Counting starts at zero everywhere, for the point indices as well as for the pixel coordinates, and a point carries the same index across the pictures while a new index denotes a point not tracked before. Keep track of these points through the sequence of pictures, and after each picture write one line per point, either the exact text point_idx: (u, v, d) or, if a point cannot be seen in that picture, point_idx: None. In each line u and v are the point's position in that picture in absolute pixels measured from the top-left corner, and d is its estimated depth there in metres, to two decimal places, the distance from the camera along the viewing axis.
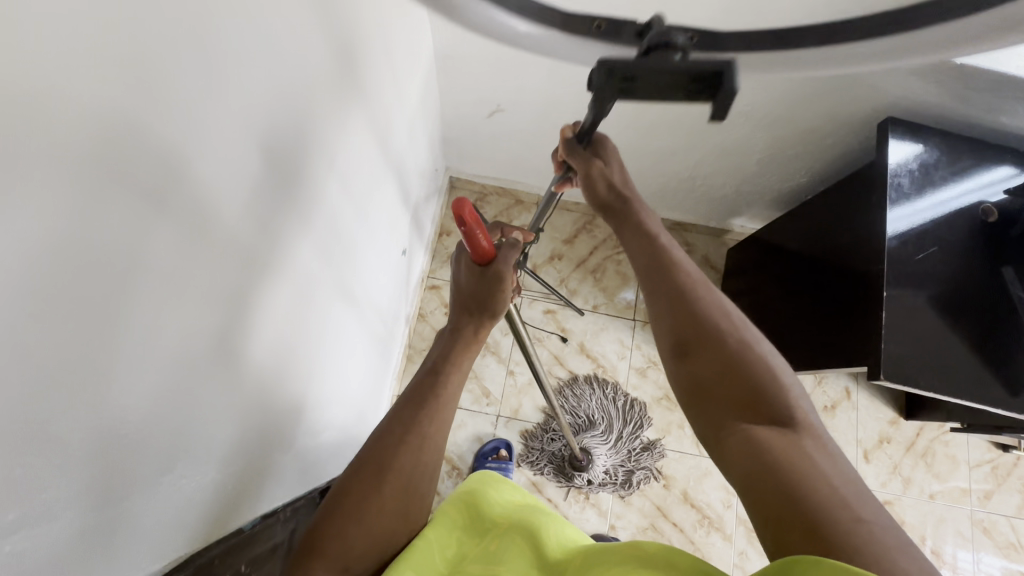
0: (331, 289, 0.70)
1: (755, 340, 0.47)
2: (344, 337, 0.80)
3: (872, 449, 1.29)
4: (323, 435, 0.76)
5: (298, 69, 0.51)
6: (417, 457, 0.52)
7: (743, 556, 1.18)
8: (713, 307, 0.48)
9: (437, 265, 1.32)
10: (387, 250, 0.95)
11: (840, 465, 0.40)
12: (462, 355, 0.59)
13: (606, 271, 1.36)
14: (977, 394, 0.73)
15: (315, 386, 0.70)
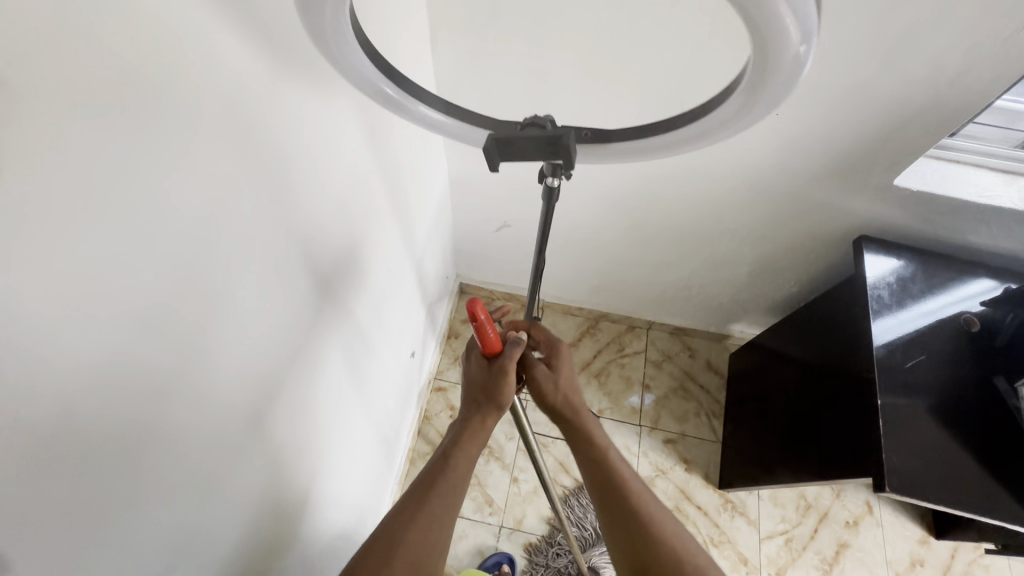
0: (345, 389, 0.74)
1: (702, 561, 0.57)
2: (352, 435, 0.81)
3: (904, 572, 1.20)
4: (321, 541, 0.74)
5: (335, 198, 0.59)
6: (426, 537, 0.53)
7: None
8: (663, 528, 0.59)
9: (444, 367, 1.36)
10: (400, 353, 0.99)
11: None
12: (469, 445, 0.62)
13: (611, 374, 1.38)
14: (988, 509, 0.71)
15: (321, 486, 0.71)
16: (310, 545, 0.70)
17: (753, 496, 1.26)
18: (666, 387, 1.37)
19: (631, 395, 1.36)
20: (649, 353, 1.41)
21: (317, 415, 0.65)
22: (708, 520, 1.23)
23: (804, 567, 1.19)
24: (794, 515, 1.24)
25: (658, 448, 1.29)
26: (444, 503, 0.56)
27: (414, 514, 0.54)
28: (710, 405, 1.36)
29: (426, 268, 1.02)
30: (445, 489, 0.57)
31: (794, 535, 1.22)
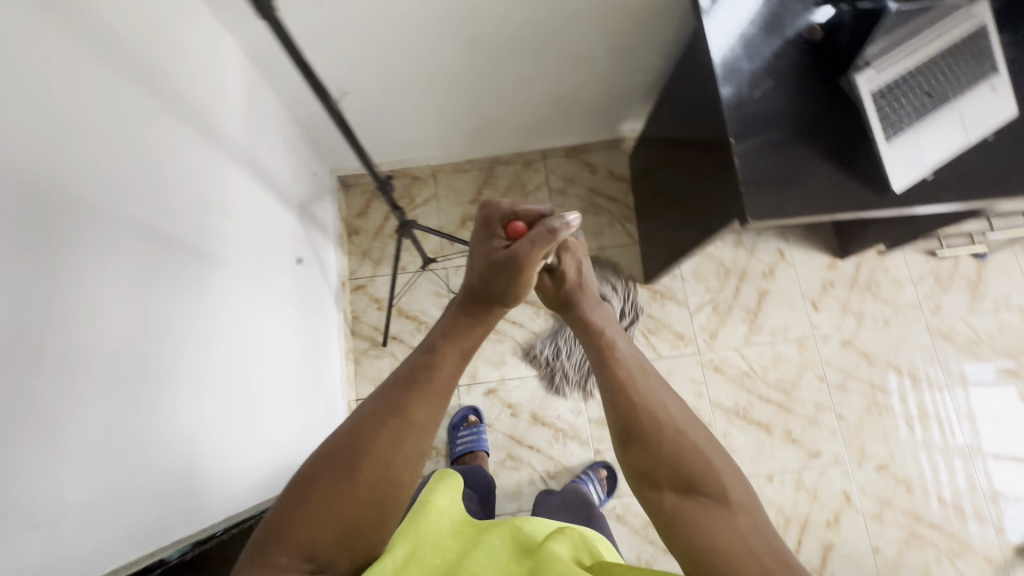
0: (202, 321, 0.69)
1: (689, 425, 0.48)
2: (239, 354, 0.77)
3: (819, 298, 1.32)
4: (240, 457, 0.74)
5: (59, 98, 0.49)
6: (394, 437, 0.43)
7: (728, 436, 1.23)
8: (648, 395, 0.50)
9: (355, 266, 1.32)
10: (277, 268, 0.94)
11: (773, 544, 0.41)
12: (461, 333, 0.50)
13: None
14: (839, 205, 0.75)
15: (219, 415, 0.70)
16: (233, 468, 0.72)
17: (678, 280, 1.33)
18: (577, 210, 1.36)
19: None
20: (551, 183, 1.38)
21: (173, 358, 0.62)
22: (642, 315, 1.30)
23: (733, 324, 1.30)
24: (717, 283, 1.33)
25: None
26: (428, 411, 0.46)
27: (383, 424, 0.44)
28: (621, 213, 1.37)
29: (264, 165, 0.91)
30: (429, 398, 0.46)
31: (719, 301, 1.32)
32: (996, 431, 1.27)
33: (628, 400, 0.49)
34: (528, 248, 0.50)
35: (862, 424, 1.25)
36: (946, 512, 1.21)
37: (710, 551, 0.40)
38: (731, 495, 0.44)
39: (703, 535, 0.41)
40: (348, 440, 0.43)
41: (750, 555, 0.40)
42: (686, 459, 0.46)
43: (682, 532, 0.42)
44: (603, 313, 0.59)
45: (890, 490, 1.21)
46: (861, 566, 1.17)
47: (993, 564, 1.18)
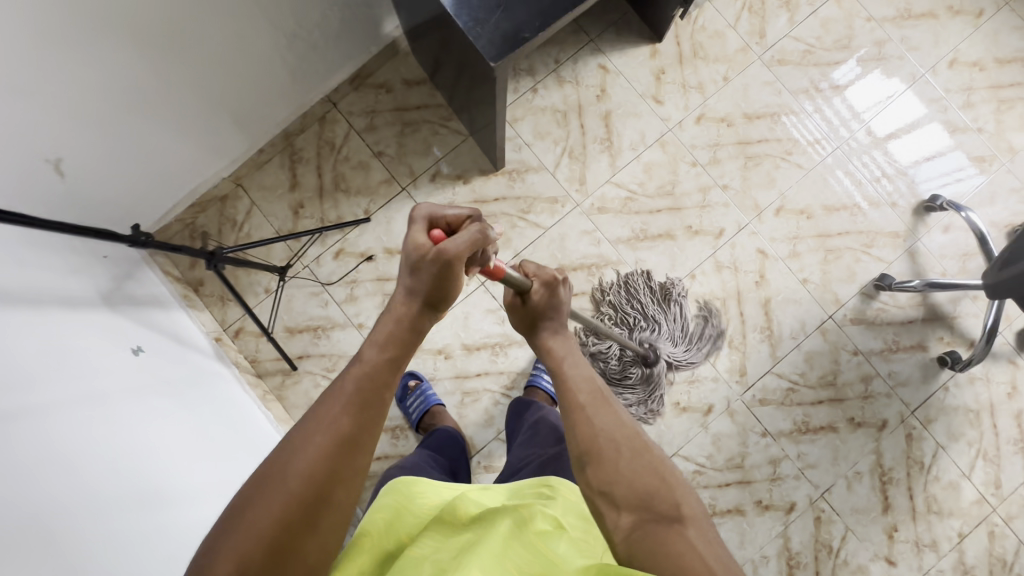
0: (62, 483, 0.64)
1: (651, 444, 0.55)
2: (109, 478, 0.71)
3: (657, 91, 1.28)
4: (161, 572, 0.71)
5: None
6: (324, 464, 0.45)
7: (641, 263, 1.24)
8: (607, 420, 0.56)
9: (221, 314, 1.22)
10: (117, 374, 0.85)
11: (718, 553, 0.49)
12: (387, 343, 0.52)
13: (346, 175, 1.25)
14: (567, 5, 0.76)
15: (116, 549, 0.66)
16: None
17: (525, 149, 1.26)
18: (395, 137, 1.26)
19: (378, 173, 1.25)
20: (356, 125, 1.26)
21: (45, 537, 0.58)
22: (511, 200, 1.25)
23: (594, 159, 1.27)
24: (561, 131, 1.27)
25: (434, 190, 1.25)
26: (356, 423, 0.47)
27: (316, 437, 0.45)
28: (439, 115, 1.27)
29: (11, 286, 0.76)
30: (366, 415, 0.48)
31: (572, 146, 1.27)
32: (857, 122, 1.30)
33: (587, 429, 0.56)
34: (452, 254, 0.53)
35: (747, 183, 1.27)
36: (847, 216, 1.27)
37: (668, 563, 0.46)
38: (683, 511, 0.51)
39: (660, 550, 0.47)
40: (282, 453, 0.45)
41: (702, 564, 0.47)
42: (643, 479, 0.52)
43: (643, 546, 0.48)
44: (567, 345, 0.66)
45: (795, 226, 1.26)
46: (799, 302, 1.25)
47: (900, 236, 1.27)
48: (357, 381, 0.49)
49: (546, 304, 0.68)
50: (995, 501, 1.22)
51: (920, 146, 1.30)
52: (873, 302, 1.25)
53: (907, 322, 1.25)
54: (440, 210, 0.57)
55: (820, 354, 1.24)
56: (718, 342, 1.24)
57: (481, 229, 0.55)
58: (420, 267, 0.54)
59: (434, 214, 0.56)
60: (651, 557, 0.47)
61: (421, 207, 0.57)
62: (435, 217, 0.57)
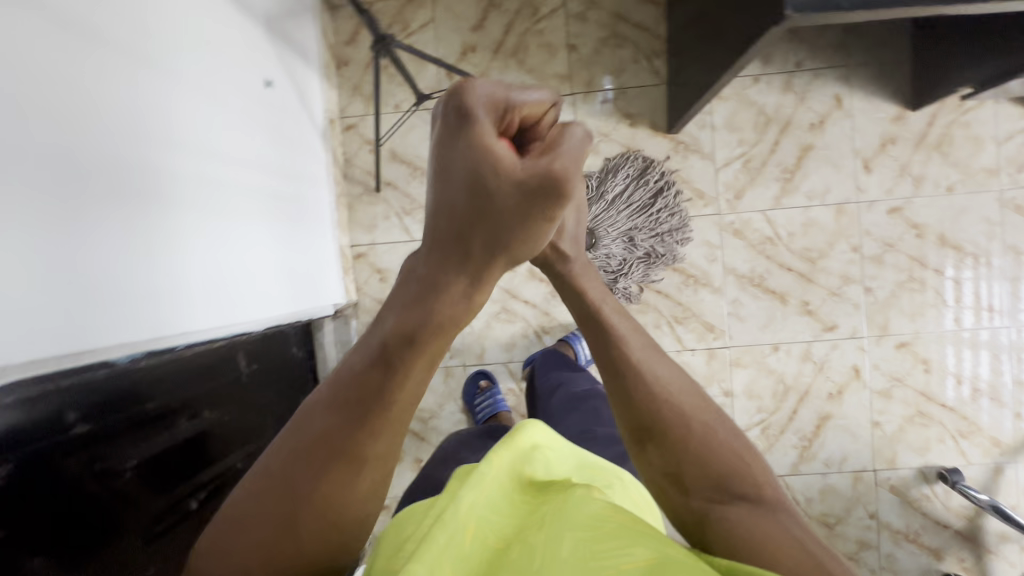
0: (148, 141, 0.62)
1: (714, 420, 0.50)
2: (183, 162, 0.70)
3: (873, 157, 1.13)
4: (181, 276, 0.68)
5: None
6: (339, 490, 0.37)
7: (737, 303, 1.15)
8: (672, 387, 0.50)
9: (345, 102, 1.20)
10: (240, 91, 0.84)
11: (814, 535, 0.45)
12: (415, 333, 0.37)
13: (528, 47, 1.17)
14: None
15: (155, 220, 0.64)
16: (184, 294, 0.68)
17: (707, 130, 1.15)
18: (595, 41, 1.16)
19: (558, 64, 1.17)
20: (568, 7, 1.16)
21: (109, 169, 0.56)
22: None
23: (764, 182, 1.14)
24: (752, 135, 1.14)
25: (597, 113, 1.16)
26: (384, 441, 0.38)
27: (329, 463, 0.37)
28: (649, 47, 1.15)
29: None
30: (381, 434, 0.38)
31: (752, 155, 1.14)
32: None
33: (652, 396, 0.49)
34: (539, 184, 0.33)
35: (891, 300, 1.13)
36: (962, 394, 1.14)
37: (759, 548, 0.43)
38: (764, 492, 0.47)
39: (745, 529, 0.44)
40: (281, 477, 0.37)
41: (797, 547, 0.43)
42: (721, 458, 0.48)
43: (723, 529, 0.45)
44: (596, 283, 0.55)
45: (907, 369, 1.14)
46: (855, 437, 1.15)
47: (999, 447, 1.14)
48: (370, 392, 0.37)
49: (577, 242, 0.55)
50: None
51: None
52: (924, 485, 1.14)
53: (941, 523, 1.15)
54: (507, 95, 0.32)
55: (838, 494, 1.16)
56: (753, 420, 1.16)
57: (580, 132, 0.34)
58: (496, 203, 0.33)
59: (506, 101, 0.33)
60: (735, 534, 0.44)
61: (473, 91, 0.32)
62: (507, 110, 0.33)
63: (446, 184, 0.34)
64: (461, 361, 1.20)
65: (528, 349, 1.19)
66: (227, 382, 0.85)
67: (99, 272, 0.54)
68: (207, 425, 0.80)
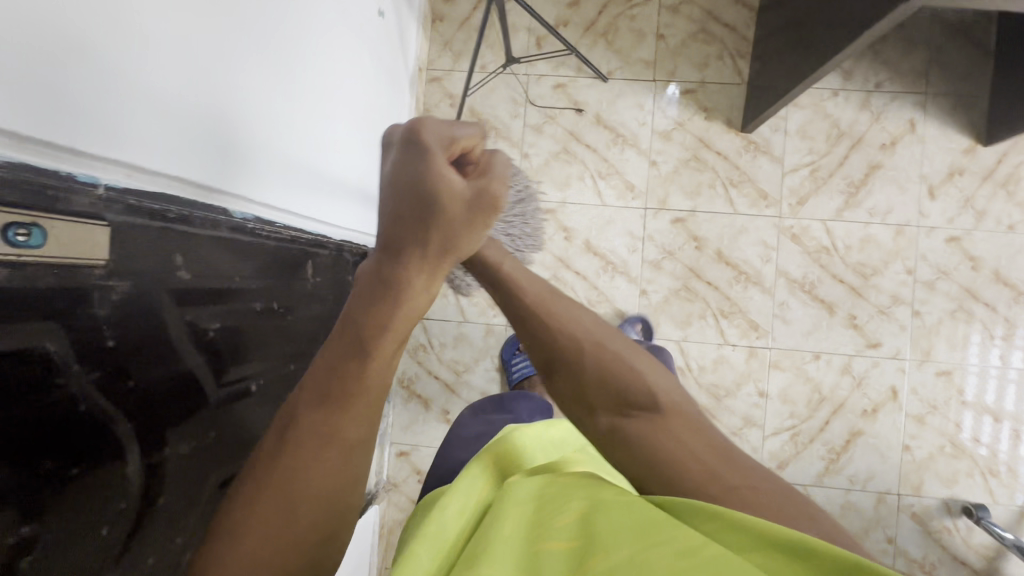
0: (277, 24, 0.67)
1: (609, 340, 0.54)
2: (302, 57, 0.74)
3: (939, 184, 1.15)
4: (274, 159, 0.72)
5: None
6: (327, 478, 0.38)
7: (784, 306, 1.16)
8: (567, 318, 0.55)
9: (434, 55, 1.24)
10: (361, 12, 0.89)
11: (706, 436, 0.49)
12: (388, 316, 0.41)
13: (619, 30, 1.21)
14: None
15: (270, 101, 0.68)
16: (272, 177, 0.72)
17: (779, 134, 1.17)
18: (683, 34, 1.20)
19: (644, 50, 1.20)
20: None
21: (245, 35, 0.60)
22: (728, 164, 1.18)
23: (828, 193, 1.16)
24: (823, 145, 1.17)
25: (675, 102, 1.19)
26: (363, 426, 0.40)
27: (318, 453, 0.38)
28: (736, 47, 1.19)
29: None
30: (365, 416, 0.40)
31: (820, 165, 1.17)
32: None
33: (544, 328, 0.55)
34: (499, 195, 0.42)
35: (938, 326, 1.14)
36: (996, 432, 1.14)
37: (653, 465, 0.48)
38: (661, 400, 0.51)
39: (642, 449, 0.49)
40: (267, 481, 0.37)
41: (687, 457, 0.48)
42: (615, 377, 0.52)
43: (623, 447, 0.50)
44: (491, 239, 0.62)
45: (945, 398, 1.14)
46: (883, 458, 1.14)
47: None
48: (343, 384, 0.39)
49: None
50: None
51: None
52: (947, 518, 1.13)
53: (959, 560, 1.13)
54: (451, 125, 0.41)
55: (858, 512, 1.15)
56: (784, 424, 1.16)
57: (506, 155, 0.45)
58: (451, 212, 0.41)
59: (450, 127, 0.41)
60: (632, 449, 0.49)
61: (431, 122, 0.40)
62: (450, 144, 0.41)
63: (403, 189, 0.41)
64: (504, 321, 1.22)
65: None
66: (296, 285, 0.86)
67: (218, 112, 0.58)
68: (276, 314, 0.81)
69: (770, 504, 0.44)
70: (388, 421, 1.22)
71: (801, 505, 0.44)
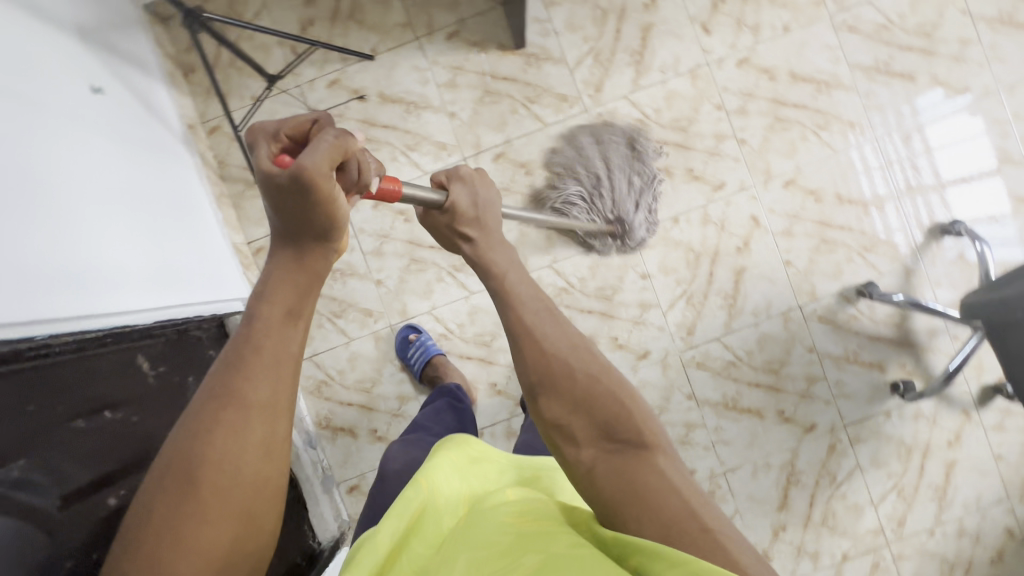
0: None
1: (610, 374, 0.57)
2: (21, 171, 0.71)
3: (709, 18, 1.18)
4: (35, 280, 0.69)
5: None
6: (232, 442, 0.46)
7: (628, 189, 1.18)
8: (560, 346, 0.57)
9: (202, 107, 1.20)
10: (68, 99, 0.85)
11: (684, 479, 0.53)
12: (276, 294, 0.51)
13: (364, 7, 1.19)
14: None
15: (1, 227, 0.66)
16: (37, 300, 0.70)
17: (551, 36, 1.18)
18: None
19: (396, 15, 1.19)
20: None
21: None
22: (519, 85, 1.19)
23: (618, 70, 1.19)
24: (595, 29, 1.18)
25: (446, 49, 1.19)
26: (265, 390, 0.48)
27: (219, 414, 0.46)
28: None
29: None
30: (265, 378, 0.48)
31: (600, 49, 1.18)
32: (927, 120, 1.21)
33: (541, 354, 0.57)
34: (315, 161, 0.48)
35: (766, 144, 1.18)
36: (855, 212, 1.19)
37: (632, 492, 0.50)
38: (647, 439, 0.54)
39: (624, 478, 0.51)
40: (187, 444, 0.45)
41: (668, 493, 0.50)
42: (603, 404, 0.55)
43: (603, 476, 0.52)
44: (524, 284, 0.63)
45: (799, 204, 1.19)
46: (772, 281, 1.19)
47: (904, 250, 1.19)
48: (241, 353, 0.49)
49: (469, 204, 0.68)
50: (892, 536, 1.20)
51: (974, 163, 1.21)
52: (848, 307, 1.19)
53: (875, 338, 1.19)
54: (279, 125, 0.53)
55: (774, 339, 1.20)
56: (676, 294, 1.19)
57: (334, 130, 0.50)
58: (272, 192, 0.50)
59: (277, 127, 0.53)
60: (613, 482, 0.52)
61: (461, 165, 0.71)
62: (276, 137, 0.53)
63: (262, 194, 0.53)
64: (388, 324, 1.20)
65: (447, 291, 1.20)
66: (128, 382, 0.85)
67: None
68: (110, 425, 0.78)
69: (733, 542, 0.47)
70: (325, 466, 1.20)
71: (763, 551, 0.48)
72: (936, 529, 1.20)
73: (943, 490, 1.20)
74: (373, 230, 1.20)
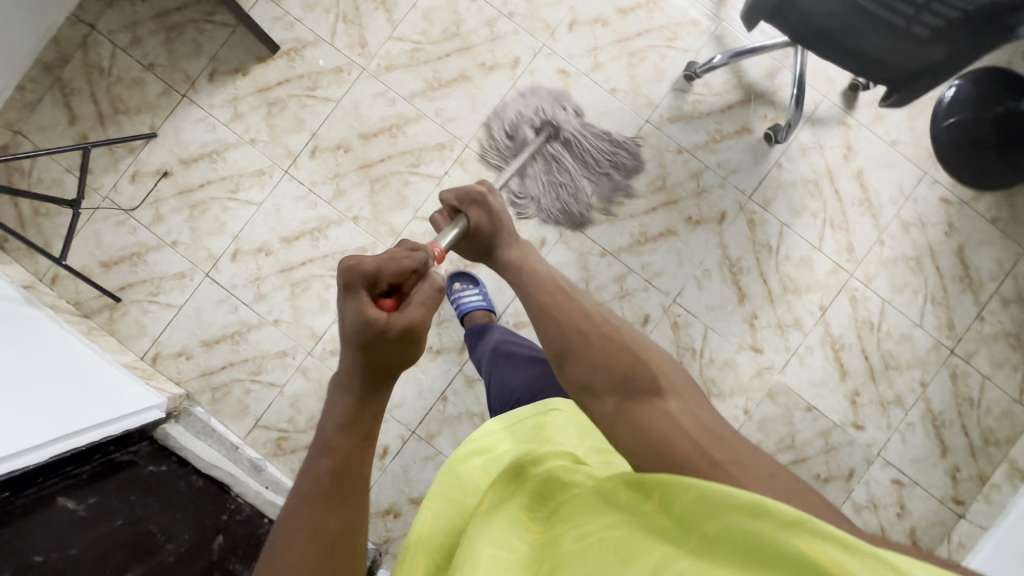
0: None
1: (621, 330, 0.57)
2: None
3: None
4: None
5: None
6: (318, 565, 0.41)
7: (440, 110, 1.19)
8: (576, 311, 0.60)
9: (33, 266, 1.20)
10: None
11: (700, 419, 0.48)
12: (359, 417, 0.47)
13: (123, 96, 1.20)
14: None
15: None
16: None
17: (297, 25, 1.20)
18: (161, 46, 1.20)
19: (154, 87, 1.20)
20: (119, 43, 1.20)
21: None
22: (294, 82, 1.20)
23: (371, 18, 1.20)
24: None
25: (216, 88, 1.20)
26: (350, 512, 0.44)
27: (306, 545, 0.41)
28: (201, 12, 1.20)
29: None
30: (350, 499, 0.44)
31: (344, 11, 1.20)
32: None
33: (559, 323, 0.59)
34: (424, 313, 0.51)
35: (531, 5, 1.21)
36: (644, 14, 1.21)
37: (645, 439, 0.47)
38: (663, 385, 0.51)
39: (639, 427, 0.48)
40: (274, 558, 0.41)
41: (683, 434, 0.46)
42: (620, 360, 0.54)
43: (624, 426, 0.49)
44: (537, 266, 0.70)
45: (592, 37, 1.20)
46: (611, 114, 1.20)
47: (703, 22, 1.21)
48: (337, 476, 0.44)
49: (490, 222, 0.75)
50: (851, 266, 1.20)
51: None
52: (687, 96, 1.20)
53: (727, 107, 1.20)
54: (375, 264, 0.53)
55: (645, 162, 1.20)
56: None
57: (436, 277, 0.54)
58: (387, 334, 0.48)
59: (377, 270, 0.52)
60: (637, 435, 0.48)
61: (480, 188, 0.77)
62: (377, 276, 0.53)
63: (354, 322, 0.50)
64: (307, 353, 1.18)
65: None
66: (55, 524, 0.80)
67: None
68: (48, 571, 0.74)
69: (773, 482, 0.43)
70: None
71: (800, 491, 0.42)
72: (883, 237, 1.20)
73: (868, 200, 1.20)
74: (244, 278, 1.19)
